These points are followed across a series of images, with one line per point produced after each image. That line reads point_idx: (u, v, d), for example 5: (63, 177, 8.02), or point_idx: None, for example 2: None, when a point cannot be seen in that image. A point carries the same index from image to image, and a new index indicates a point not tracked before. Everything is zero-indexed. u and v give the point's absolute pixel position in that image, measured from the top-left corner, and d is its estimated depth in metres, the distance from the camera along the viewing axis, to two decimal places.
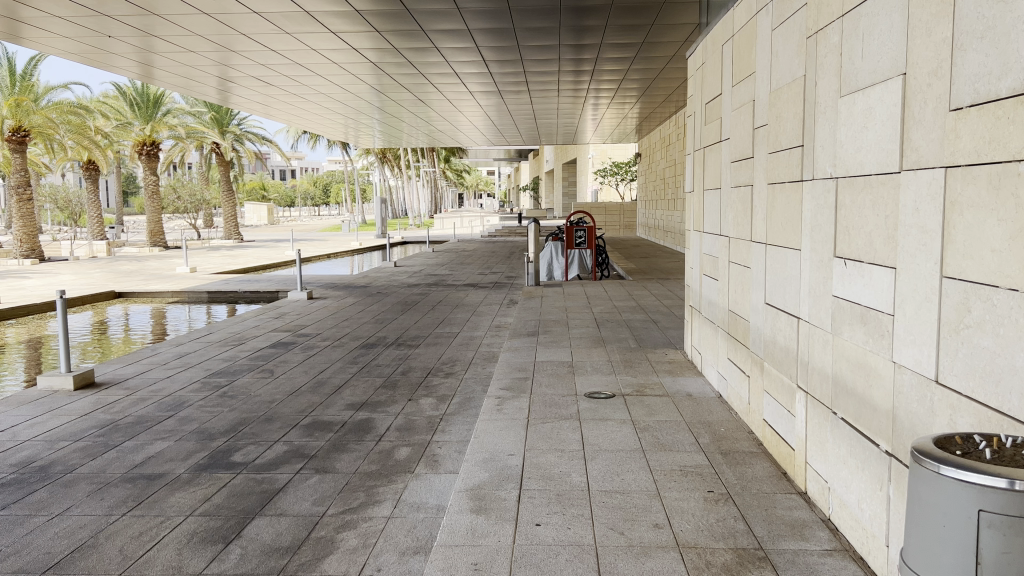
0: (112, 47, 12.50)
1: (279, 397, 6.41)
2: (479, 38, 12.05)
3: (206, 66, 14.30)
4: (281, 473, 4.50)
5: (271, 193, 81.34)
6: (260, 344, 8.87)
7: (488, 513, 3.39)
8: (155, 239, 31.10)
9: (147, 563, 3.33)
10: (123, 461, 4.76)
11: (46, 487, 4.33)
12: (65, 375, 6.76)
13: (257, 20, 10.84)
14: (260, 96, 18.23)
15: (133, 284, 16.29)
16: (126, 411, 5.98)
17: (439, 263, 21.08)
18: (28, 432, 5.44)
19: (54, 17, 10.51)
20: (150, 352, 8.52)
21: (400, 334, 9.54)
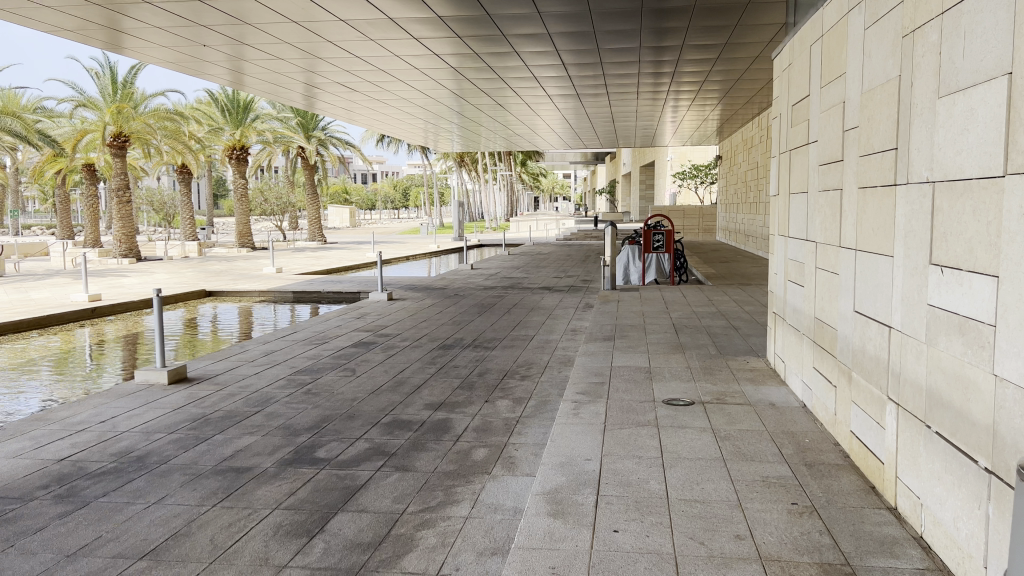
0: (206, 56, 13.04)
1: (361, 395, 6.56)
2: (558, 42, 12.08)
3: (293, 72, 14.73)
4: (362, 470, 4.61)
5: (351, 196, 83.33)
6: (342, 344, 9.10)
7: (565, 517, 3.39)
8: (244, 240, 32.19)
9: (237, 554, 3.46)
10: (213, 454, 4.95)
11: (143, 476, 4.54)
12: (160, 370, 7.09)
13: (342, 27, 11.10)
14: (344, 101, 18.68)
15: (223, 284, 16.92)
16: (216, 405, 6.22)
17: (515, 266, 21.19)
18: (127, 423, 5.72)
19: (153, 27, 11.02)
20: (239, 348, 8.84)
21: (476, 336, 9.62)
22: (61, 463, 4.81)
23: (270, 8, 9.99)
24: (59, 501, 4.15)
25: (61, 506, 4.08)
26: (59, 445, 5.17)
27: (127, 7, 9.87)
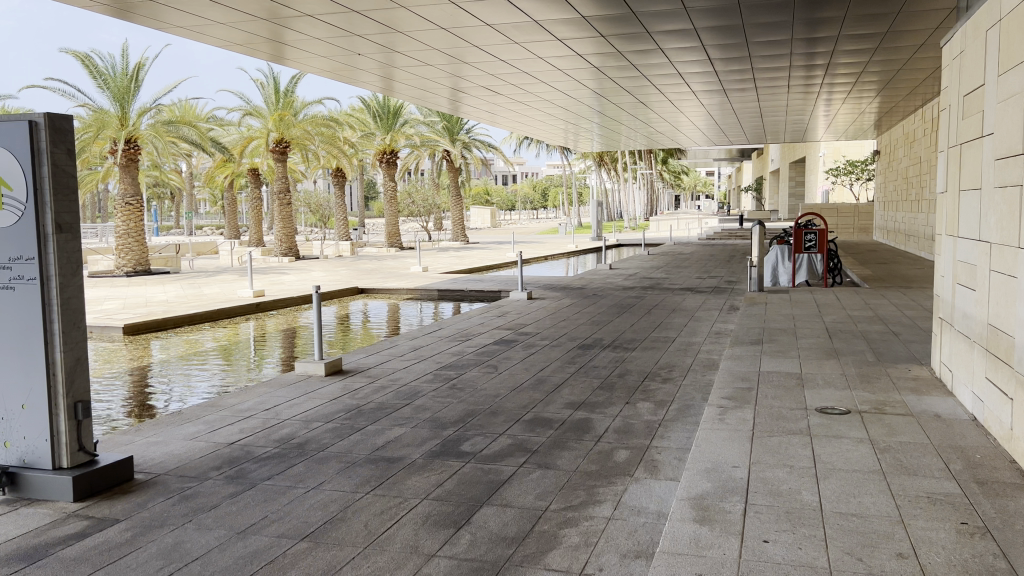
0: (360, 64, 13.67)
1: (503, 392, 6.67)
2: (705, 37, 11.82)
3: (440, 78, 15.18)
4: (506, 465, 4.69)
5: (492, 197, 84.85)
6: (484, 341, 9.30)
7: (711, 524, 3.31)
8: (393, 240, 33.54)
9: (389, 540, 3.61)
10: (365, 444, 5.19)
11: (303, 462, 4.83)
12: (317, 362, 7.51)
13: (488, 32, 11.33)
14: (487, 104, 19.06)
15: (373, 282, 17.68)
16: (368, 397, 6.53)
17: (656, 266, 20.92)
18: (289, 411, 6.10)
19: (313, 39, 11.66)
20: (389, 343, 9.21)
21: (617, 336, 9.57)
22: (231, 446, 5.19)
23: (420, 15, 10.33)
24: (230, 482, 4.48)
25: (231, 486, 4.41)
26: (229, 430, 5.58)
27: (290, 21, 10.49)
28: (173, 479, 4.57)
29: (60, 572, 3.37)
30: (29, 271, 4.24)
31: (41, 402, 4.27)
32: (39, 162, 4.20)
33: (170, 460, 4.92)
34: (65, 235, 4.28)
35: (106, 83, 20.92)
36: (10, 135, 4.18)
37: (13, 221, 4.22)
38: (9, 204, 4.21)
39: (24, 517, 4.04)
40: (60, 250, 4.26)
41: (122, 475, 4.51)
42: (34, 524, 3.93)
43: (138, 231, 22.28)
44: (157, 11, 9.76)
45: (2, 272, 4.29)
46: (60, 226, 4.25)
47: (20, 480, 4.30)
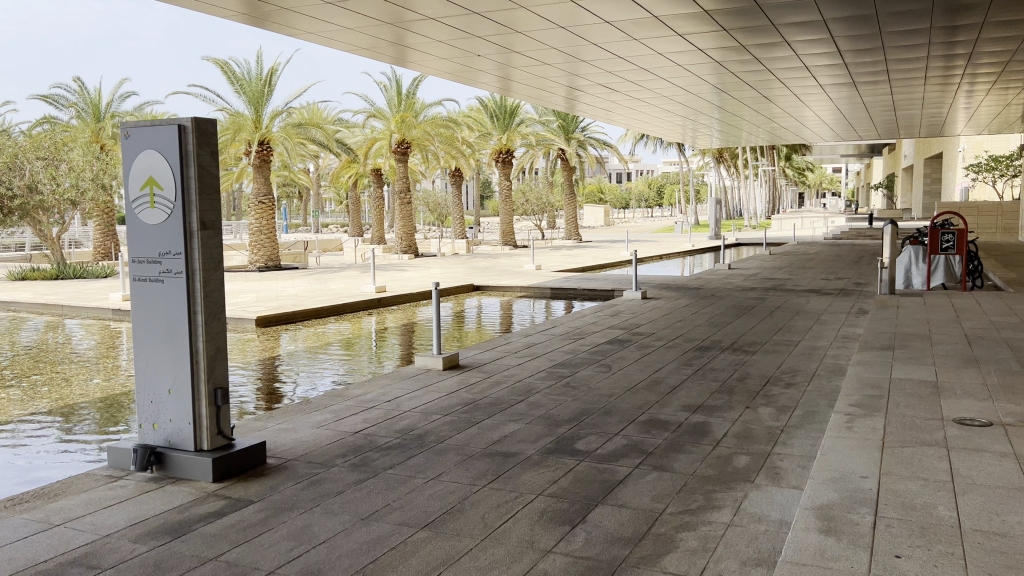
0: (479, 65, 13.89)
1: (618, 391, 6.63)
2: (835, 28, 11.34)
3: (557, 76, 15.20)
4: (621, 465, 4.66)
5: (607, 195, 84.28)
6: (598, 340, 9.27)
7: (838, 535, 3.19)
8: (507, 238, 33.88)
9: (505, 534, 3.67)
10: (482, 438, 5.28)
11: (423, 453, 4.97)
12: (435, 356, 7.71)
13: (608, 29, 11.26)
14: (604, 102, 18.94)
15: (488, 279, 17.94)
16: (485, 392, 6.64)
17: (777, 266, 20.22)
18: (409, 403, 6.29)
19: (435, 41, 11.93)
20: (504, 340, 9.32)
21: (735, 338, 9.33)
22: (356, 435, 5.40)
23: (540, 15, 10.37)
24: (354, 469, 4.67)
25: (355, 474, 4.58)
26: (354, 419, 5.81)
27: (414, 24, 10.78)
28: (302, 464, 4.80)
29: (202, 547, 3.61)
30: (176, 265, 4.56)
31: (185, 388, 4.59)
32: (187, 163, 4.49)
33: (299, 446, 5.17)
34: (209, 232, 4.56)
35: (242, 88, 22.12)
36: (162, 139, 4.50)
37: (164, 219, 4.54)
38: (160, 202, 4.53)
39: (170, 493, 4.35)
40: (204, 246, 4.55)
41: (257, 458, 4.78)
42: (178, 501, 4.22)
43: (270, 229, 23.48)
44: (289, 18, 10.23)
45: (154, 266, 4.63)
46: (204, 223, 4.53)
47: (167, 460, 4.63)
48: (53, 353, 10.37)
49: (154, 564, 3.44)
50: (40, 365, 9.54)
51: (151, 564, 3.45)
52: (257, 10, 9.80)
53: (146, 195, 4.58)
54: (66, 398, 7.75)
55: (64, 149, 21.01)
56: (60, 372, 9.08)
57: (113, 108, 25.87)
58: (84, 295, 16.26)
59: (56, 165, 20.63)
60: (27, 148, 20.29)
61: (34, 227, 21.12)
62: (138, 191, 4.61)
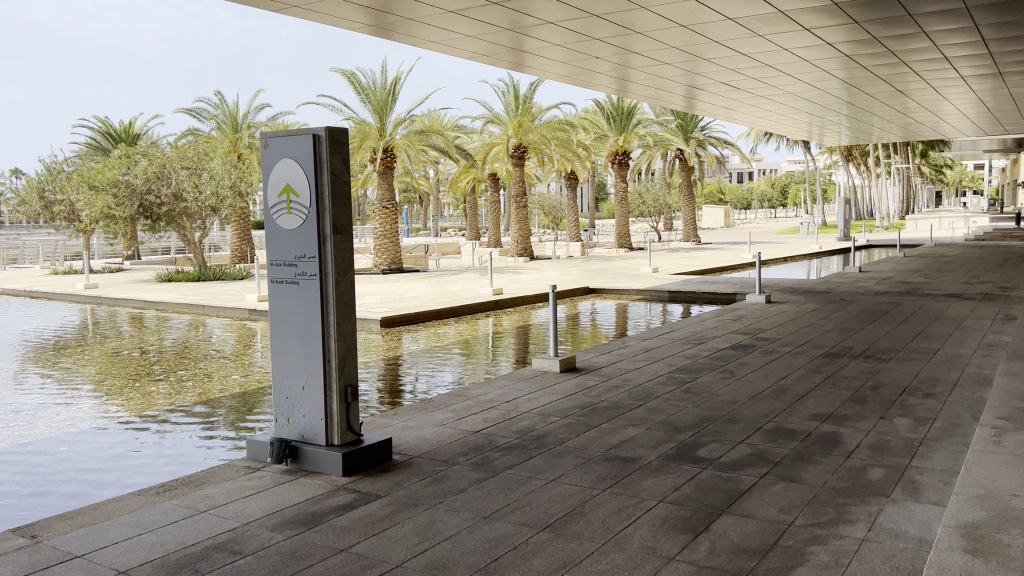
0: (596, 67, 13.84)
1: (741, 399, 6.46)
2: (978, 16, 10.62)
3: (676, 76, 14.92)
4: (747, 475, 4.54)
5: (727, 196, 82.15)
6: (720, 345, 9.05)
7: (986, 556, 2.99)
8: (623, 241, 33.62)
9: (627, 539, 3.64)
10: (601, 442, 5.26)
11: (542, 454, 5.01)
12: (553, 358, 7.75)
13: (730, 26, 10.99)
14: (725, 101, 18.44)
15: (605, 282, 17.83)
16: (603, 395, 6.61)
17: (912, 269, 19.11)
18: (527, 405, 6.34)
19: (552, 45, 11.98)
20: (621, 343, 9.25)
21: (867, 345, 8.89)
22: (476, 434, 5.50)
23: (659, 14, 10.23)
24: (476, 468, 4.76)
25: (477, 473, 4.67)
26: (474, 419, 5.92)
27: (532, 29, 10.86)
28: (426, 461, 4.93)
29: (334, 539, 3.76)
30: (311, 268, 4.79)
31: (318, 385, 4.81)
32: (321, 169, 4.71)
33: (423, 443, 5.32)
34: (341, 236, 4.75)
35: (367, 97, 22.95)
36: (298, 148, 4.74)
37: (299, 223, 4.77)
38: (296, 208, 4.78)
39: (304, 485, 4.57)
40: (336, 249, 4.75)
41: (383, 454, 4.95)
42: (311, 493, 4.43)
43: (394, 233, 24.24)
44: (412, 28, 10.53)
45: (290, 269, 4.87)
46: (337, 227, 4.73)
47: (301, 453, 4.87)
48: (197, 350, 11.09)
49: (289, 553, 3.62)
50: (185, 361, 10.23)
51: (287, 553, 3.63)
52: (381, 21, 10.12)
53: (284, 202, 4.83)
54: (208, 392, 8.28)
55: (206, 158, 22.42)
56: (203, 367, 9.70)
57: (249, 118, 27.38)
58: (223, 295, 17.33)
59: (199, 174, 22.03)
60: (174, 158, 21.82)
61: (179, 233, 22.67)
62: (277, 198, 4.87)
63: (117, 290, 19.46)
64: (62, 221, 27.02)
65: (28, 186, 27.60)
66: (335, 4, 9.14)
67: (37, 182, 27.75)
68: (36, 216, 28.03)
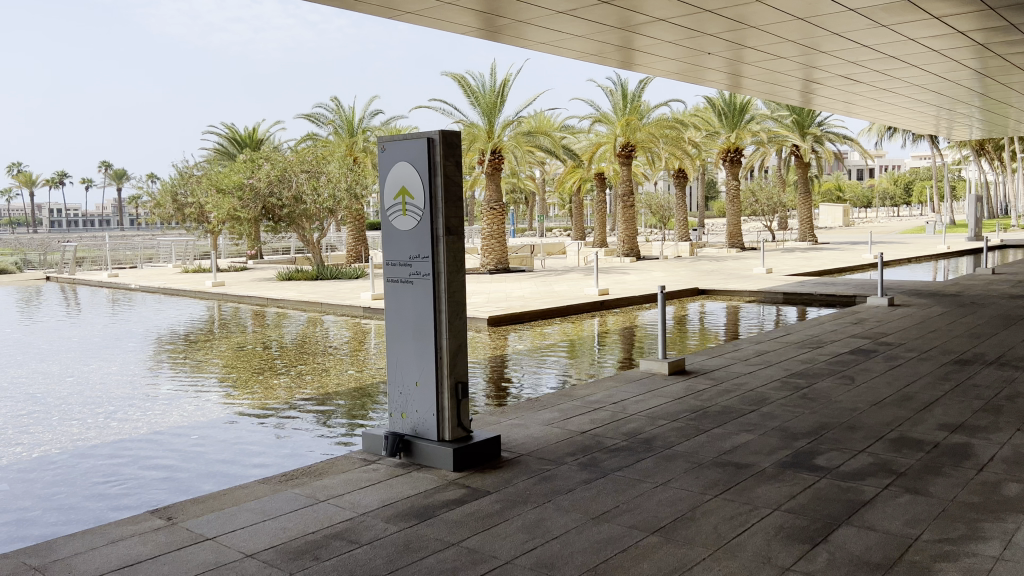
0: (708, 63, 13.54)
1: (862, 406, 6.19)
2: None
3: (792, 70, 14.41)
4: (868, 485, 4.35)
5: (845, 193, 78.72)
6: (838, 349, 8.70)
7: None
8: (734, 240, 32.83)
9: (740, 547, 3.56)
10: (712, 447, 5.16)
11: (652, 457, 4.95)
12: (661, 361, 7.65)
13: (851, 17, 10.53)
14: (845, 95, 17.66)
15: (716, 282, 17.45)
16: (715, 399, 6.48)
17: None
18: (636, 407, 6.29)
19: (663, 42, 11.81)
20: (733, 346, 9.04)
21: (1002, 352, 8.33)
22: (584, 435, 5.51)
23: (775, 7, 9.93)
24: (584, 469, 4.76)
25: (585, 473, 4.67)
26: (581, 419, 5.92)
27: (643, 27, 10.75)
28: (534, 460, 4.97)
29: (446, 533, 3.85)
30: (424, 268, 4.91)
31: (431, 382, 4.93)
32: (435, 173, 4.83)
33: (531, 442, 5.37)
34: (453, 237, 4.85)
35: (476, 100, 23.29)
36: (413, 151, 4.87)
37: (414, 225, 4.91)
38: (411, 210, 4.91)
39: (417, 479, 4.70)
40: (448, 250, 4.86)
41: (492, 453, 5.02)
42: (424, 486, 4.55)
43: (500, 233, 24.49)
44: (522, 29, 10.61)
45: (404, 268, 5.02)
46: (449, 229, 4.84)
47: (414, 448, 5.01)
48: (315, 346, 11.56)
49: (403, 544, 3.73)
50: (303, 356, 10.68)
51: (402, 544, 3.74)
52: (492, 24, 10.27)
53: (399, 204, 4.98)
54: (326, 387, 8.62)
55: (324, 162, 23.34)
56: (320, 362, 10.12)
57: (364, 123, 28.28)
58: (339, 294, 17.97)
59: (317, 177, 22.95)
60: (294, 162, 22.80)
61: (298, 233, 23.68)
62: (392, 200, 5.02)
63: (242, 287, 20.52)
64: (193, 223, 28.76)
65: (163, 190, 29.48)
66: (447, 9, 9.33)
67: (171, 186, 29.59)
68: (170, 218, 29.89)
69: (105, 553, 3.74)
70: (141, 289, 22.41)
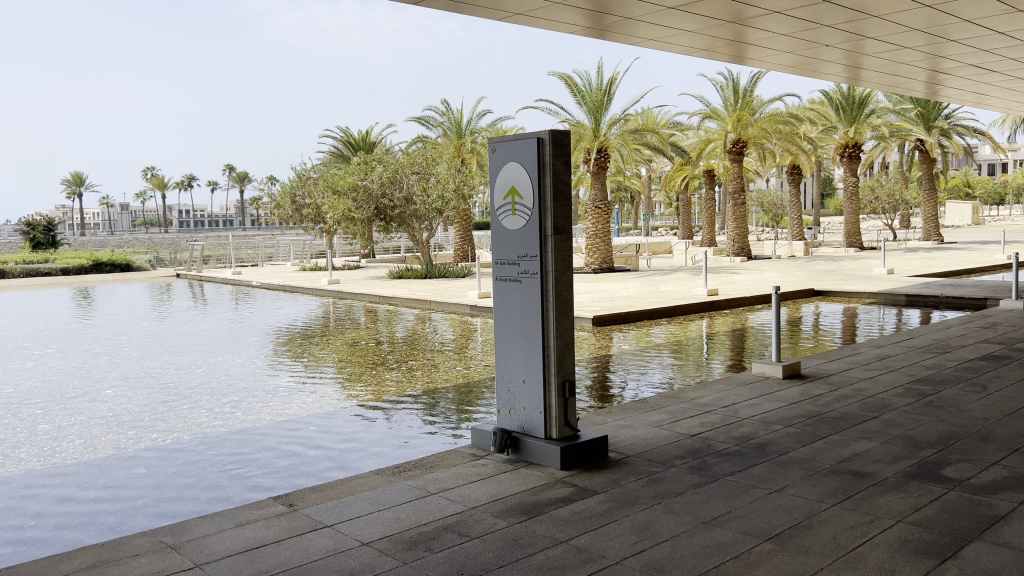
0: (825, 56, 13.03)
1: (995, 416, 5.82)
2: None
3: (917, 61, 13.65)
4: (1002, 500, 4.09)
5: (976, 190, 73.95)
6: (968, 355, 8.20)
7: None
8: (852, 239, 31.50)
9: (861, 558, 3.43)
10: (830, 454, 4.97)
11: (765, 463, 4.82)
12: (775, 363, 7.42)
13: (984, 3, 9.90)
14: (976, 85, 16.59)
15: (832, 283, 16.77)
16: (832, 405, 6.24)
17: None
18: (748, 411, 6.13)
19: (778, 35, 11.44)
20: (851, 350, 8.66)
21: None
22: (694, 438, 5.41)
23: None
24: (694, 472, 4.68)
25: (696, 477, 4.59)
26: (691, 422, 5.82)
27: (756, 20, 10.45)
28: (643, 461, 4.93)
29: (555, 530, 3.88)
30: (533, 267, 4.94)
31: (538, 379, 4.97)
32: (544, 172, 4.86)
33: (639, 443, 5.33)
34: (561, 236, 4.87)
35: (583, 99, 23.22)
36: (523, 151, 4.91)
37: (523, 224, 4.95)
38: (520, 210, 4.96)
39: (525, 475, 4.75)
40: (557, 249, 4.88)
41: (599, 452, 5.01)
42: (532, 483, 4.59)
43: (606, 232, 24.37)
44: (631, 27, 10.53)
45: (513, 267, 5.07)
46: (557, 228, 4.86)
47: (521, 444, 5.06)
48: (424, 342, 11.84)
49: (513, 540, 3.78)
50: (413, 352, 10.96)
51: (511, 539, 3.79)
52: (600, 22, 10.23)
53: (509, 204, 5.04)
54: (434, 382, 8.81)
55: (433, 163, 23.85)
56: (429, 359, 10.36)
57: (472, 124, 28.71)
58: (446, 291, 18.32)
59: (427, 178, 23.48)
60: (405, 164, 23.40)
61: (409, 233, 24.29)
62: (502, 200, 5.08)
63: (356, 285, 21.24)
64: (310, 223, 29.97)
65: (282, 192, 30.85)
66: (555, 9, 9.36)
67: (290, 188, 30.95)
68: (288, 219, 31.27)
69: (233, 535, 3.96)
70: (262, 286, 23.53)
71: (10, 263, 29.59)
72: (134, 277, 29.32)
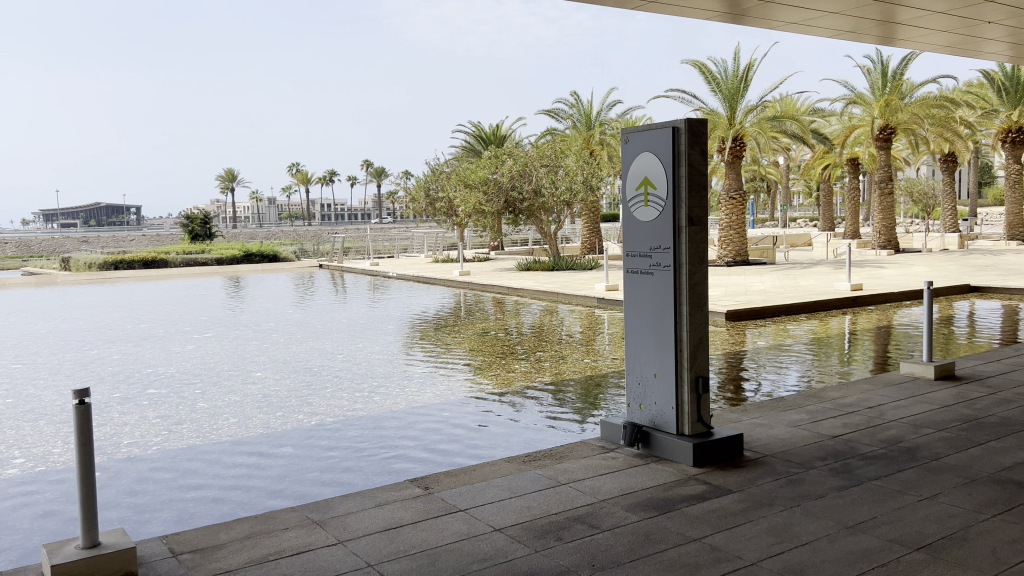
0: (986, 34, 12.06)
1: None
2: None
3: None
4: None
5: None
6: None
7: None
8: (1014, 231, 29.10)
9: None
10: (988, 462, 4.62)
11: (915, 468, 4.54)
12: (926, 363, 6.96)
13: None
14: None
15: (990, 279, 15.54)
16: (991, 409, 5.79)
17: None
18: (896, 413, 5.80)
19: (933, 13, 10.68)
20: (1012, 351, 8.01)
21: None
22: (836, 439, 5.17)
23: None
24: (837, 475, 4.48)
25: (838, 480, 4.39)
26: (832, 423, 5.57)
27: None
28: (781, 462, 4.75)
29: (688, 527, 3.81)
30: (665, 259, 4.86)
31: (670, 374, 4.88)
32: (678, 161, 4.76)
33: (776, 442, 5.15)
34: (695, 227, 4.76)
35: (718, 87, 22.56)
36: (658, 141, 4.82)
37: (656, 215, 4.88)
38: (654, 200, 4.89)
39: (656, 470, 4.69)
40: (691, 241, 4.77)
41: (734, 450, 4.88)
42: (663, 479, 4.53)
43: (740, 223, 23.65)
44: (771, 10, 10.14)
45: (644, 260, 5.01)
46: (692, 219, 4.75)
47: (652, 439, 5.01)
48: (552, 334, 11.90)
49: (645, 534, 3.75)
50: (541, 343, 11.05)
51: (643, 534, 3.76)
52: (738, 7, 9.91)
53: (642, 195, 4.97)
54: (562, 373, 8.86)
55: (562, 156, 23.88)
56: (556, 350, 10.41)
57: (602, 116, 28.49)
58: (575, 284, 18.31)
59: (556, 170, 23.55)
60: (534, 157, 23.55)
61: (537, 225, 24.44)
62: (635, 191, 5.03)
63: (486, 276, 21.60)
64: (443, 215, 30.73)
65: (417, 185, 31.76)
66: None
67: (424, 182, 31.81)
68: (422, 212, 32.17)
69: (372, 515, 4.13)
70: (397, 277, 24.35)
71: (173, 254, 31.99)
72: (281, 268, 31.02)
